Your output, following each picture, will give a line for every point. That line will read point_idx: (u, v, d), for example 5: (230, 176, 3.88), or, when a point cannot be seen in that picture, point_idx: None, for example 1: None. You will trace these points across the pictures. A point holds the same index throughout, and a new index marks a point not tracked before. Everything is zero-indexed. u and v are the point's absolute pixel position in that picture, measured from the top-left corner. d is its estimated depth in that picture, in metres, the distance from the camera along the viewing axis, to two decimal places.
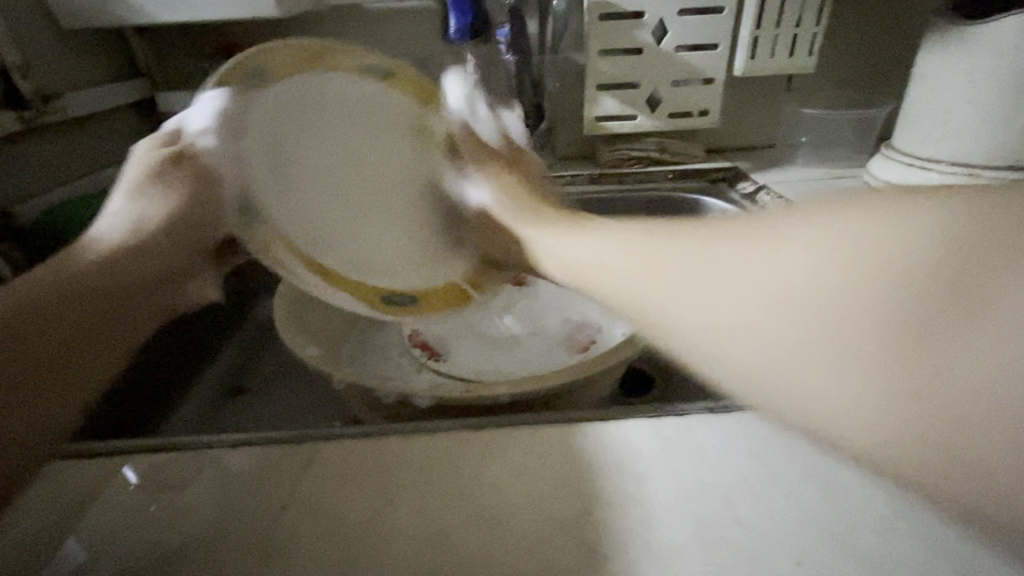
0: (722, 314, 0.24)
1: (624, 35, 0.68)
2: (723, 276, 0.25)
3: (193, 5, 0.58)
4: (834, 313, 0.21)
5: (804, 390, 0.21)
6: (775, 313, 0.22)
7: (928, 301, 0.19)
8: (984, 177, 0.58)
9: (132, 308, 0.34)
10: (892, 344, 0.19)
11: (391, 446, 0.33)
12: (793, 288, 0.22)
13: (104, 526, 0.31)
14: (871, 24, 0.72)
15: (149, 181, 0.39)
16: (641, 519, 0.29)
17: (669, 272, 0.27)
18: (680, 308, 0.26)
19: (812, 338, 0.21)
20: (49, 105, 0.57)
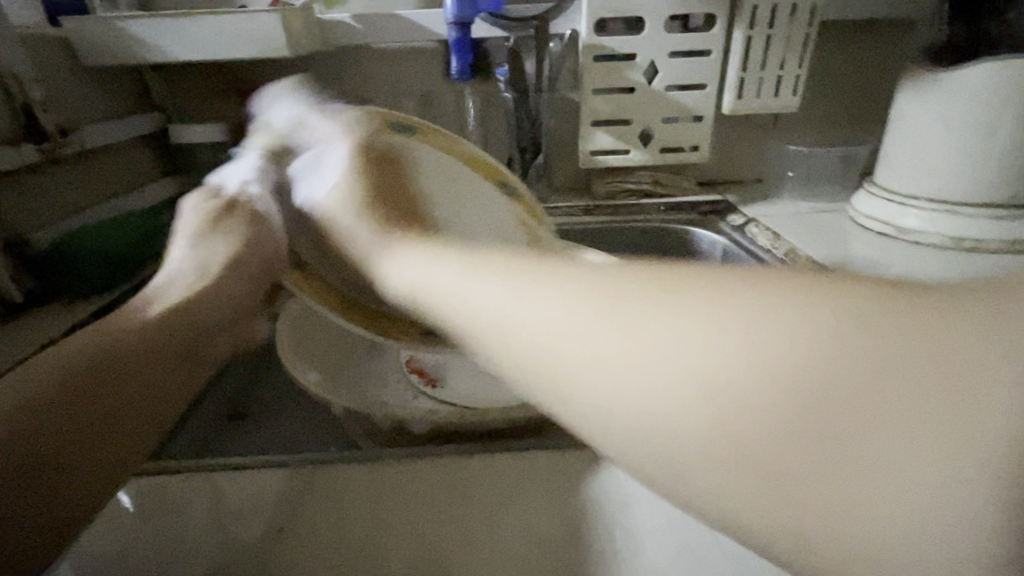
0: (665, 434, 0.21)
1: (617, 75, 0.71)
2: (662, 349, 0.21)
3: (210, 46, 0.62)
4: (742, 389, 0.19)
5: (692, 435, 0.20)
6: (676, 390, 0.20)
7: (855, 422, 0.17)
8: (963, 214, 0.60)
9: (193, 347, 0.36)
10: (784, 448, 0.18)
11: (389, 469, 0.35)
12: (748, 398, 0.19)
13: (98, 553, 0.31)
14: (851, 68, 0.76)
15: (209, 229, 0.45)
16: (627, 541, 0.30)
17: (645, 367, 0.21)
18: (569, 356, 0.23)
19: (731, 430, 0.19)
20: (65, 138, 0.59)
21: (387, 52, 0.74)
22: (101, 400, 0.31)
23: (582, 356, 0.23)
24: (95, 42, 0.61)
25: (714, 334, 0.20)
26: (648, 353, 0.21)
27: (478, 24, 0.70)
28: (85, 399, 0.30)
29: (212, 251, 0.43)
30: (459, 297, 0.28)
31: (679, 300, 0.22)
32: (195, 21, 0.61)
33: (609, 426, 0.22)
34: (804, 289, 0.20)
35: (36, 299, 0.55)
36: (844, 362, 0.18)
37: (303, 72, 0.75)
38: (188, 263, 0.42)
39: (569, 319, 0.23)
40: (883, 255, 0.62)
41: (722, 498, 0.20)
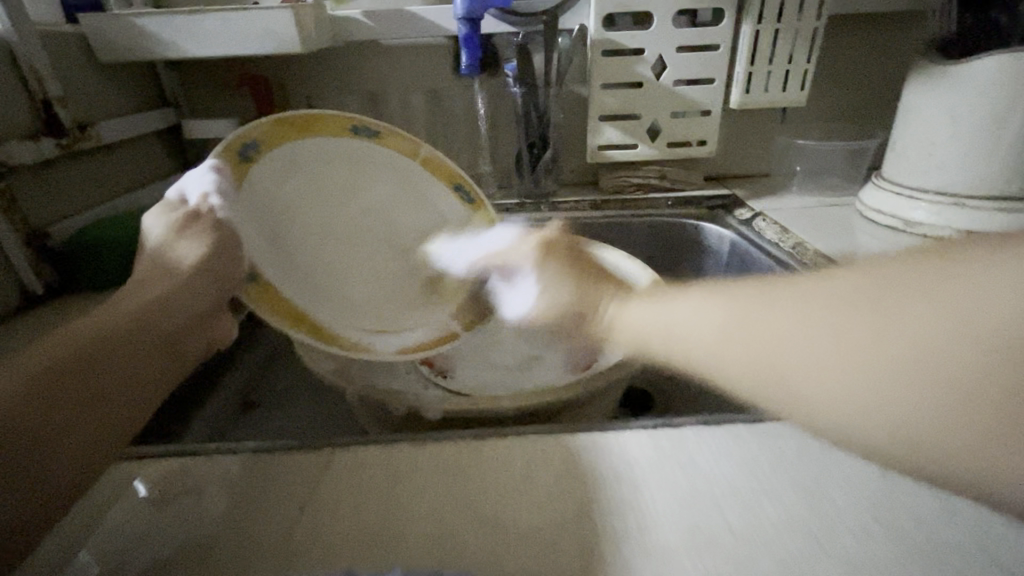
0: (862, 413, 0.24)
1: (625, 70, 0.72)
2: (860, 343, 0.25)
3: (224, 42, 0.63)
4: (903, 363, 0.23)
5: (878, 408, 0.24)
6: (884, 370, 0.24)
7: (999, 365, 0.22)
8: (970, 207, 0.60)
9: (174, 343, 0.33)
10: (960, 399, 0.22)
11: (404, 453, 0.35)
12: (916, 365, 0.23)
13: (118, 538, 0.32)
14: (859, 62, 0.76)
15: (174, 236, 0.38)
16: (637, 521, 0.30)
17: (818, 358, 0.26)
18: (747, 365, 0.28)
19: (914, 396, 0.23)
20: (85, 132, 0.61)
21: (397, 47, 0.75)
22: (55, 411, 0.26)
23: (783, 358, 0.27)
24: (111, 37, 0.62)
25: (899, 320, 0.24)
26: (847, 341, 0.25)
27: (488, 18, 0.71)
28: (31, 413, 0.26)
29: (185, 250, 0.37)
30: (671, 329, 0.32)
31: (861, 294, 0.25)
32: (210, 17, 0.62)
33: (824, 416, 0.26)
34: (979, 263, 0.23)
35: (54, 290, 0.57)
36: (967, 321, 0.22)
37: (314, 67, 0.76)
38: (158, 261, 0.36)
39: (766, 328, 0.28)
40: (891, 248, 0.62)
41: (975, 468, 0.22)
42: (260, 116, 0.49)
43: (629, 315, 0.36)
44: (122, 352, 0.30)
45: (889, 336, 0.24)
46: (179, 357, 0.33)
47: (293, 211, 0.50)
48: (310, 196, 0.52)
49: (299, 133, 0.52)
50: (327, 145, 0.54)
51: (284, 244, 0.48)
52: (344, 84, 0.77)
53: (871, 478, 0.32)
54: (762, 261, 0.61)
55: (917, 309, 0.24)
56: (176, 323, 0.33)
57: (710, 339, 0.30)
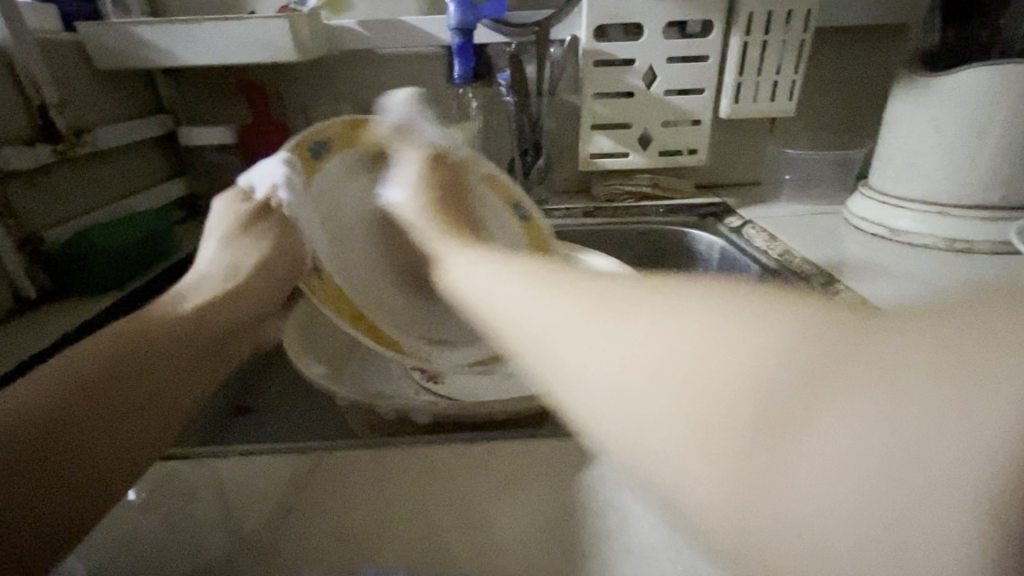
0: (619, 410, 0.25)
1: (616, 80, 0.73)
2: (638, 354, 0.25)
3: (221, 51, 0.64)
4: (667, 373, 0.24)
5: (637, 411, 0.24)
6: (661, 389, 0.23)
7: (742, 389, 0.21)
8: (953, 215, 0.61)
9: (223, 349, 0.40)
10: (705, 415, 0.22)
11: (392, 455, 0.36)
12: (672, 372, 0.23)
13: (105, 545, 0.32)
14: (846, 73, 0.77)
15: (238, 235, 0.50)
16: (620, 524, 0.31)
17: (596, 351, 0.26)
18: (542, 340, 0.29)
19: (667, 405, 0.23)
20: (81, 138, 0.61)
21: (392, 56, 0.76)
22: (136, 390, 0.33)
23: (576, 351, 0.27)
24: (109, 46, 0.63)
25: (676, 337, 0.24)
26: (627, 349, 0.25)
27: (481, 29, 0.72)
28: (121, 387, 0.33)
29: (246, 253, 0.49)
30: (502, 307, 0.33)
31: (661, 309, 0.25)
32: (207, 26, 0.63)
33: (589, 407, 0.26)
34: (759, 296, 0.23)
35: (48, 294, 0.57)
36: (730, 339, 0.22)
37: (310, 76, 0.77)
38: (222, 261, 0.48)
39: (570, 319, 0.28)
40: (878, 256, 0.63)
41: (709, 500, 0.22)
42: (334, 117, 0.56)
43: (472, 279, 0.37)
44: (186, 347, 0.38)
45: (659, 342, 0.24)
46: (225, 359, 0.40)
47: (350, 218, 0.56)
48: (364, 201, 0.57)
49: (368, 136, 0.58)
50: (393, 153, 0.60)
51: (336, 245, 0.54)
52: (340, 92, 0.78)
53: None
54: (751, 268, 0.62)
55: (691, 321, 0.24)
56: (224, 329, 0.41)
57: (526, 318, 0.30)
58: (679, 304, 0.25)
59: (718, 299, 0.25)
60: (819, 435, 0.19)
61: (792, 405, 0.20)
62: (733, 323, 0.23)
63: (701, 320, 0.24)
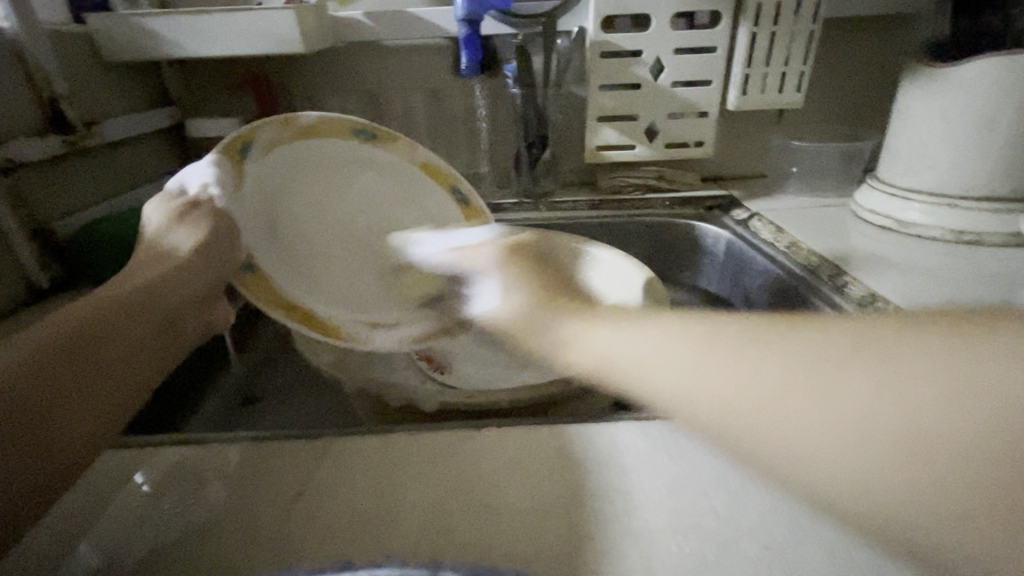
0: (855, 475, 0.24)
1: (624, 71, 0.72)
2: (855, 410, 0.25)
3: (228, 42, 0.64)
4: (899, 434, 0.24)
5: (868, 470, 0.24)
6: (891, 452, 0.24)
7: (978, 444, 0.23)
8: (961, 207, 0.61)
9: (167, 326, 0.37)
10: (952, 471, 0.23)
11: (399, 441, 0.36)
12: (910, 431, 0.24)
13: (117, 530, 0.32)
14: (854, 65, 0.77)
15: (175, 222, 0.41)
16: (625, 509, 0.31)
17: (797, 410, 0.26)
18: (721, 398, 0.27)
19: (905, 464, 0.24)
20: (89, 130, 0.61)
21: (398, 48, 0.76)
22: (56, 383, 0.30)
23: (770, 404, 0.26)
24: (116, 37, 0.63)
25: (898, 392, 0.25)
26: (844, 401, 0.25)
27: (488, 20, 0.72)
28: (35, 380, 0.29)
29: (185, 237, 0.40)
30: (635, 358, 0.30)
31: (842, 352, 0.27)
32: (214, 17, 0.63)
33: (793, 459, 0.26)
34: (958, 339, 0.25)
35: (60, 284, 0.58)
36: (960, 392, 0.24)
37: (316, 68, 0.77)
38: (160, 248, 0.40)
39: (752, 379, 0.27)
40: (886, 249, 0.62)
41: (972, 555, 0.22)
42: (267, 117, 0.51)
43: (605, 344, 0.32)
44: (117, 330, 0.33)
45: (875, 402, 0.25)
46: (169, 336, 0.37)
47: (289, 213, 0.51)
48: (303, 193, 0.53)
49: (303, 135, 0.54)
50: (329, 147, 0.56)
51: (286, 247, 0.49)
52: (346, 85, 0.78)
53: None
54: (757, 260, 0.62)
55: (908, 373, 0.25)
56: (169, 306, 0.37)
57: (686, 374, 0.28)
58: (871, 353, 0.26)
59: (903, 345, 0.26)
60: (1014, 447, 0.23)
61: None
62: (944, 373, 0.25)
63: (918, 374, 0.25)
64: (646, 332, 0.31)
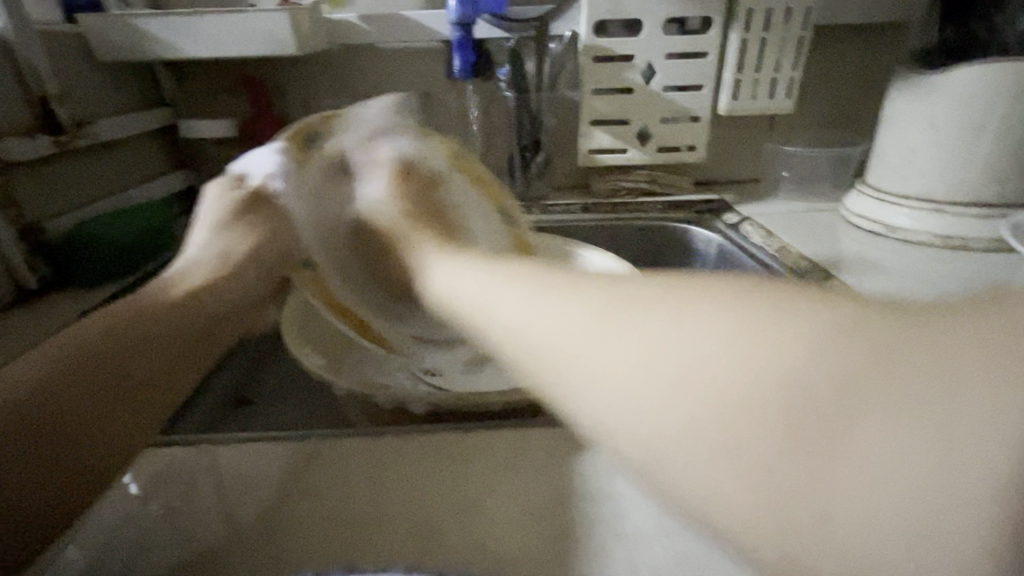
0: (637, 425, 0.24)
1: (616, 76, 0.73)
2: (654, 357, 0.24)
3: (221, 44, 0.64)
4: (697, 385, 0.22)
5: (662, 426, 0.23)
6: (681, 400, 0.23)
7: (771, 403, 0.21)
8: (950, 214, 0.62)
9: (206, 332, 0.41)
10: (732, 424, 0.21)
11: (388, 443, 0.36)
12: (698, 377, 0.23)
13: (104, 533, 0.32)
14: (844, 72, 0.78)
15: (227, 223, 0.49)
16: (613, 510, 0.31)
17: (598, 356, 0.26)
18: (539, 341, 0.28)
19: (697, 421, 0.22)
20: (82, 130, 0.61)
21: (393, 51, 0.76)
22: (99, 387, 0.34)
23: (604, 369, 0.25)
24: (110, 36, 0.63)
25: (701, 340, 0.23)
26: (668, 360, 0.24)
27: (481, 24, 0.72)
28: (89, 380, 0.33)
29: (233, 243, 0.48)
30: (493, 313, 0.32)
31: (687, 302, 0.25)
32: (208, 19, 0.63)
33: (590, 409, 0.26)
34: (800, 301, 0.23)
35: (50, 285, 0.58)
36: (758, 344, 0.22)
37: (310, 70, 0.77)
38: (213, 247, 0.48)
39: (573, 321, 0.27)
40: (876, 254, 0.63)
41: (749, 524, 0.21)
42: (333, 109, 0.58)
43: (456, 286, 0.36)
44: (161, 336, 0.38)
45: (678, 349, 0.24)
46: (208, 343, 0.41)
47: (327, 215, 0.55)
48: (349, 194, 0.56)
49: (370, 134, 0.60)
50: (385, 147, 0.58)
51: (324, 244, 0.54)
52: (340, 87, 0.78)
53: None
54: (748, 265, 0.62)
55: (708, 328, 0.24)
56: (209, 316, 0.42)
57: (524, 322, 0.30)
58: (693, 308, 0.25)
59: (741, 305, 0.24)
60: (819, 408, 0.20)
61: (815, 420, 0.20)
62: (743, 326, 0.23)
63: (720, 326, 0.23)
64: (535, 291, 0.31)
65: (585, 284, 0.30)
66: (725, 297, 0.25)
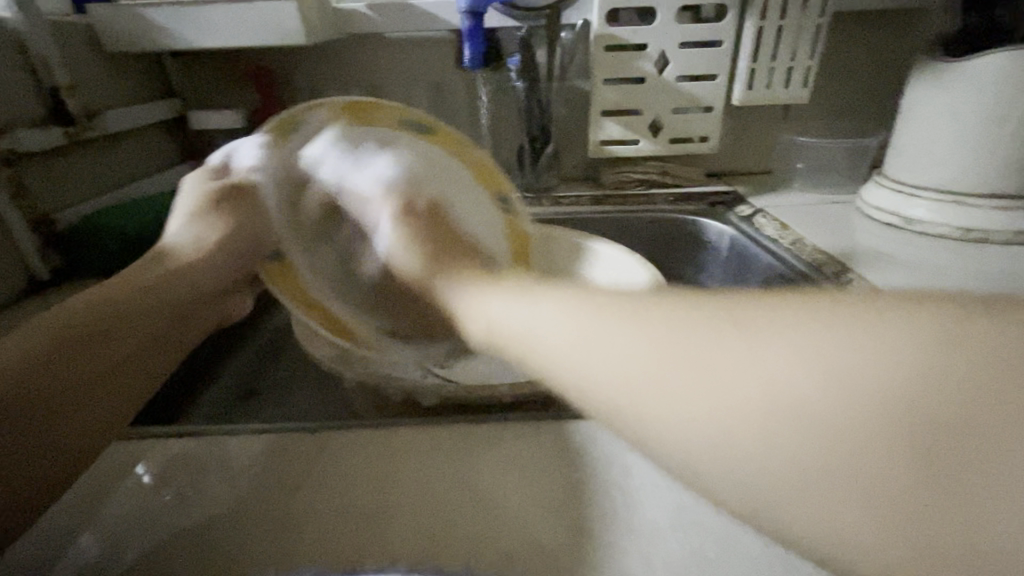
0: (737, 461, 0.23)
1: (628, 65, 0.72)
2: (745, 389, 0.23)
3: (229, 34, 0.64)
4: (801, 420, 0.22)
5: (769, 462, 0.22)
6: (790, 437, 0.22)
7: (891, 438, 0.20)
8: (972, 205, 0.61)
9: (189, 313, 0.41)
10: (842, 456, 0.21)
11: (399, 435, 0.36)
12: (806, 414, 0.22)
13: (117, 523, 0.32)
14: (861, 61, 0.76)
15: (202, 213, 0.47)
16: (626, 504, 0.31)
17: (682, 390, 0.24)
18: (606, 373, 0.26)
19: (804, 454, 0.21)
20: (92, 122, 0.61)
21: (401, 41, 0.75)
22: (81, 370, 0.32)
23: (699, 399, 0.24)
24: (118, 27, 0.63)
25: (799, 365, 0.22)
26: (787, 393, 0.22)
27: (491, 13, 0.71)
28: (67, 364, 0.32)
29: (208, 230, 0.47)
30: (535, 336, 0.30)
31: (773, 328, 0.24)
32: (216, 9, 0.63)
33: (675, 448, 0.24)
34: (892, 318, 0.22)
35: (61, 276, 0.58)
36: (865, 374, 0.21)
37: (318, 61, 0.77)
38: (187, 236, 0.46)
39: (635, 349, 0.26)
40: (892, 246, 0.61)
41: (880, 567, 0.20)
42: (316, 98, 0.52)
43: (496, 314, 0.33)
44: (145, 316, 0.37)
45: (774, 379, 0.22)
46: (192, 321, 0.41)
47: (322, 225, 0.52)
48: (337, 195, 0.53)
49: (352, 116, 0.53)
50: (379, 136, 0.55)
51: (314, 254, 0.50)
52: (348, 78, 0.78)
53: None
54: (761, 258, 0.61)
55: (807, 353, 0.22)
56: (192, 297, 0.42)
57: (579, 348, 0.28)
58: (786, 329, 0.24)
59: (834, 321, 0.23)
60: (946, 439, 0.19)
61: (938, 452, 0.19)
62: (846, 355, 0.22)
63: (819, 352, 0.22)
64: (587, 309, 0.29)
65: (647, 303, 0.28)
66: (814, 311, 0.24)
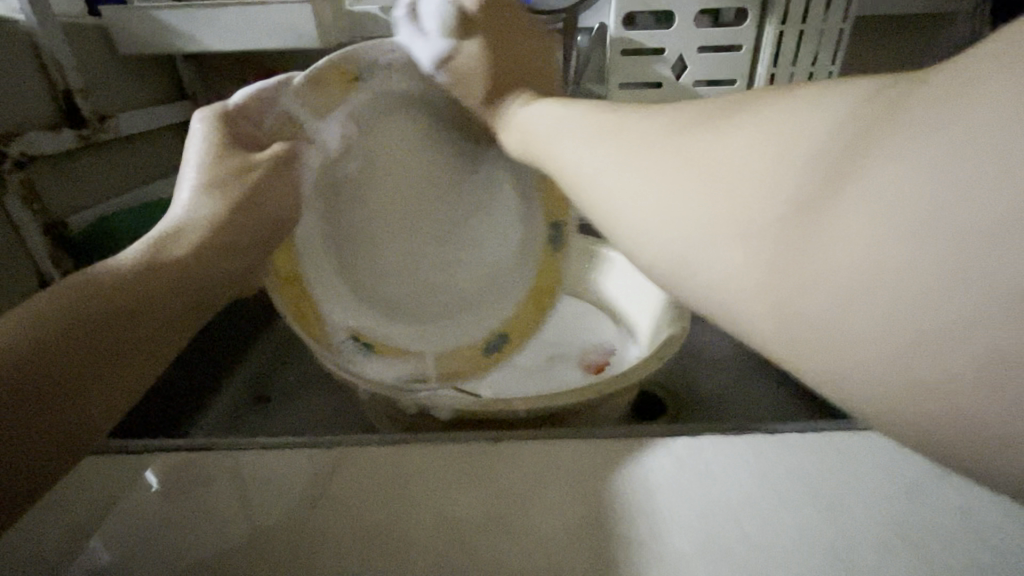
0: (683, 255, 0.21)
1: (644, 70, 0.71)
2: (696, 178, 0.21)
3: (241, 37, 0.63)
4: (755, 205, 0.19)
5: (715, 256, 0.20)
6: (739, 231, 0.20)
7: (860, 224, 0.16)
8: None
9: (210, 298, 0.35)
10: (789, 242, 0.18)
11: (415, 450, 0.35)
12: (756, 192, 0.19)
13: (126, 531, 0.32)
14: (883, 67, 0.75)
15: (218, 176, 0.38)
16: (653, 530, 0.30)
17: (645, 185, 0.23)
18: (589, 180, 0.27)
19: (757, 243, 0.19)
20: (104, 123, 0.61)
21: None
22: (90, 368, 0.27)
23: (629, 190, 0.24)
24: (132, 30, 0.63)
25: (758, 145, 0.20)
26: (689, 182, 0.21)
27: None
28: (60, 381, 0.26)
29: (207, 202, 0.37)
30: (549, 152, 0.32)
31: (747, 118, 0.21)
32: (229, 10, 0.62)
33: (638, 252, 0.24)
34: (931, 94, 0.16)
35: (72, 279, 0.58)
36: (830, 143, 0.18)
37: None
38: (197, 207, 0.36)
39: (611, 158, 0.26)
40: None
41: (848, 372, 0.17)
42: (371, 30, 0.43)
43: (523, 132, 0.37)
44: (166, 304, 0.31)
45: (727, 167, 0.20)
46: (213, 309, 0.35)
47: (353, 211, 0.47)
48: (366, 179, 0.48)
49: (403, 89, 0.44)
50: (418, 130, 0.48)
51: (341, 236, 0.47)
52: None
53: (887, 493, 0.33)
54: None
55: (781, 130, 0.19)
56: (214, 285, 0.35)
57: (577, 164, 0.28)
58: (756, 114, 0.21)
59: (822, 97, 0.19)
60: (845, 211, 0.17)
61: (915, 232, 0.15)
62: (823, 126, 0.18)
63: (790, 128, 0.19)
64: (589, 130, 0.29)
65: (637, 118, 0.27)
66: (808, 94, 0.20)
